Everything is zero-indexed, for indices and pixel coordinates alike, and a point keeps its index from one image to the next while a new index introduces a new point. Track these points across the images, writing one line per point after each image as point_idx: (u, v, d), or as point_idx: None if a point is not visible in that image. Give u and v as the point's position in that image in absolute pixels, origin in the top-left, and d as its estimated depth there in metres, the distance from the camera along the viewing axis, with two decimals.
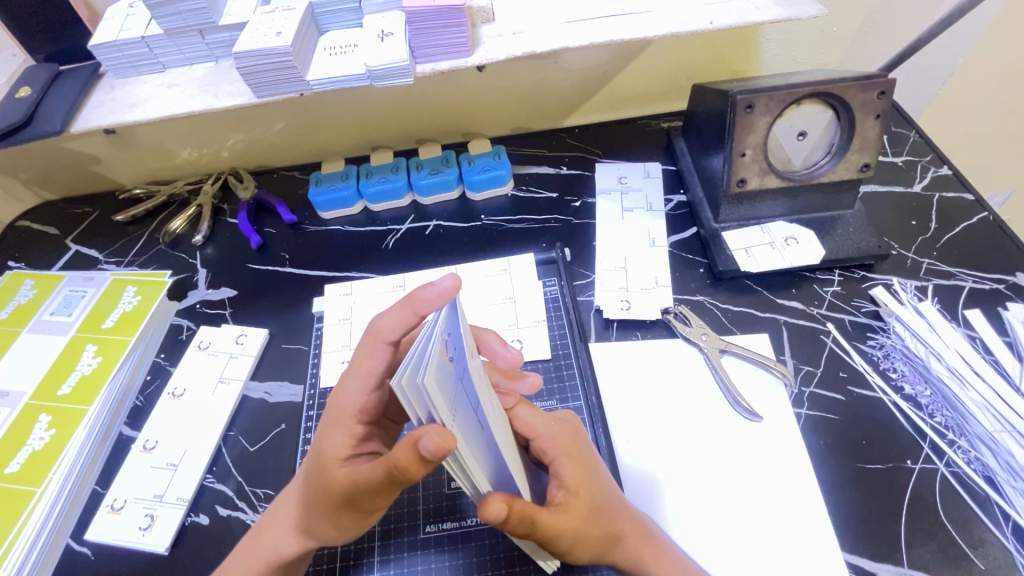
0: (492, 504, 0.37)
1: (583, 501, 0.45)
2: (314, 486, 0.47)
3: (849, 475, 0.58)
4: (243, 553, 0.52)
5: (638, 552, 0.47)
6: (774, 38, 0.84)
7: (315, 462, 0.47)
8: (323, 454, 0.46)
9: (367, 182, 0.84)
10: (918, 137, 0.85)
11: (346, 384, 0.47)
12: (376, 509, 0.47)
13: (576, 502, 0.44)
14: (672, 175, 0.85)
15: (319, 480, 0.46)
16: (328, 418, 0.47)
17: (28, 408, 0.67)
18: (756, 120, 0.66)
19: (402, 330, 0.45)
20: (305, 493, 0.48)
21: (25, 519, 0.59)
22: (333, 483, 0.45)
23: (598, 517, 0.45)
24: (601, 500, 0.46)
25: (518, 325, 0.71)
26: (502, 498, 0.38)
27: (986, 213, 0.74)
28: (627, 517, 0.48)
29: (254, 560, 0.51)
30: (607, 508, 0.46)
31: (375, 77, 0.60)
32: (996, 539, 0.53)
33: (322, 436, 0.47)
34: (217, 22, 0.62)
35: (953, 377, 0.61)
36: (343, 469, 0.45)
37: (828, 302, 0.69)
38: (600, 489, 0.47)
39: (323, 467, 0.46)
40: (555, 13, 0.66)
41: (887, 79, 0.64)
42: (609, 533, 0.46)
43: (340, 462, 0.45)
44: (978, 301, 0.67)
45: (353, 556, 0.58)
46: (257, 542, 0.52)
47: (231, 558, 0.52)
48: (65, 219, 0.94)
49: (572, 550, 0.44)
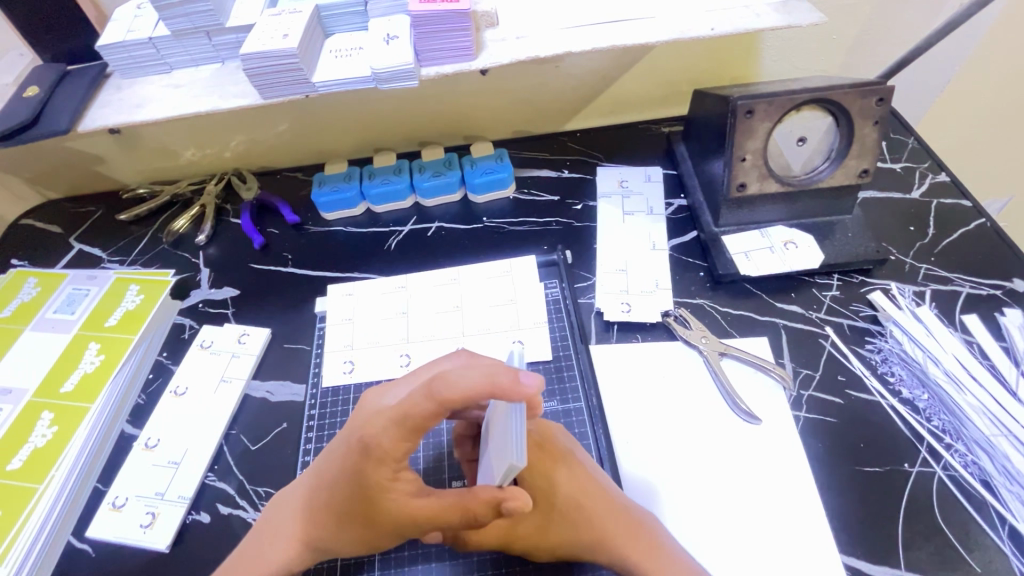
0: (429, 537, 0.48)
1: (531, 518, 0.48)
2: (352, 514, 0.46)
3: (846, 477, 0.58)
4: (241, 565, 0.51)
5: (626, 549, 0.48)
6: (775, 44, 0.85)
7: (356, 493, 0.45)
8: (368, 490, 0.44)
9: (369, 184, 0.85)
10: (916, 143, 0.85)
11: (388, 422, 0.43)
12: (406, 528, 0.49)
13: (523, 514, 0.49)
14: (672, 179, 0.86)
15: (359, 509, 0.45)
16: (368, 454, 0.43)
17: (30, 405, 0.68)
18: (757, 126, 0.67)
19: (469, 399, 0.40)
20: (337, 520, 0.47)
21: (27, 515, 0.59)
22: (385, 516, 0.45)
23: (553, 528, 0.48)
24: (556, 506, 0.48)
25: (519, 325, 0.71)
26: (436, 531, 0.48)
27: (984, 219, 0.75)
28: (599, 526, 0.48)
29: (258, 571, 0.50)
30: (575, 512, 0.48)
31: (379, 80, 0.61)
32: (993, 542, 0.54)
33: (361, 473, 0.44)
34: (224, 24, 0.63)
35: (950, 382, 0.62)
36: (396, 504, 0.44)
37: (827, 306, 0.70)
38: (563, 493, 0.48)
39: (371, 502, 0.44)
40: (559, 18, 0.67)
41: (885, 87, 0.64)
42: (576, 536, 0.48)
43: (386, 497, 0.44)
44: (975, 306, 0.68)
45: (355, 556, 0.58)
46: (261, 556, 0.51)
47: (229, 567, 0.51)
48: (69, 217, 0.94)
49: (536, 552, 0.49)
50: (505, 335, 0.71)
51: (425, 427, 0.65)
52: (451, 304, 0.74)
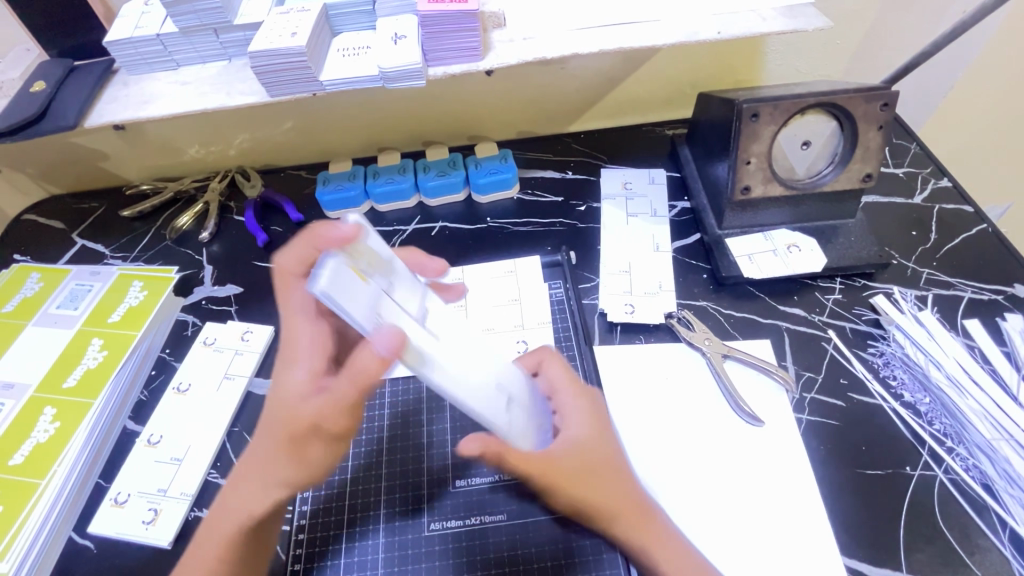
0: (466, 445, 0.45)
1: (575, 458, 0.50)
2: (269, 425, 0.48)
3: (848, 480, 0.59)
4: (208, 527, 0.50)
5: (641, 529, 0.50)
6: (779, 49, 0.85)
7: (272, 400, 0.48)
8: (282, 392, 0.48)
9: (374, 183, 0.85)
10: (919, 149, 0.86)
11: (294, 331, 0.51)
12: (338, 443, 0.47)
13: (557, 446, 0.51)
14: (676, 181, 0.86)
15: (273, 416, 0.48)
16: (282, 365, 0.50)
17: (33, 400, 0.67)
18: (762, 129, 0.67)
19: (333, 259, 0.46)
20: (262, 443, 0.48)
21: (29, 510, 0.59)
22: (292, 415, 0.46)
23: (594, 479, 0.49)
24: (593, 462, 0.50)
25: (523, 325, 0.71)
26: (476, 440, 0.45)
27: (986, 225, 0.76)
28: (618, 504, 0.49)
29: (218, 527, 0.50)
30: (614, 469, 0.51)
31: (387, 79, 0.61)
32: (994, 546, 0.54)
33: (280, 379, 0.49)
34: (232, 22, 0.63)
35: (952, 386, 0.62)
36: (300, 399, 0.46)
37: (829, 309, 0.70)
38: (607, 449, 0.52)
39: (281, 404, 0.47)
40: (566, 19, 0.67)
41: (890, 92, 0.65)
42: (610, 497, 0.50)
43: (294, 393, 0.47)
44: (977, 311, 0.68)
45: (356, 562, 0.56)
46: (219, 512, 0.51)
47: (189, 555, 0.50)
48: (72, 213, 0.94)
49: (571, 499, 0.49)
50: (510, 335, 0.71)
51: (429, 425, 0.64)
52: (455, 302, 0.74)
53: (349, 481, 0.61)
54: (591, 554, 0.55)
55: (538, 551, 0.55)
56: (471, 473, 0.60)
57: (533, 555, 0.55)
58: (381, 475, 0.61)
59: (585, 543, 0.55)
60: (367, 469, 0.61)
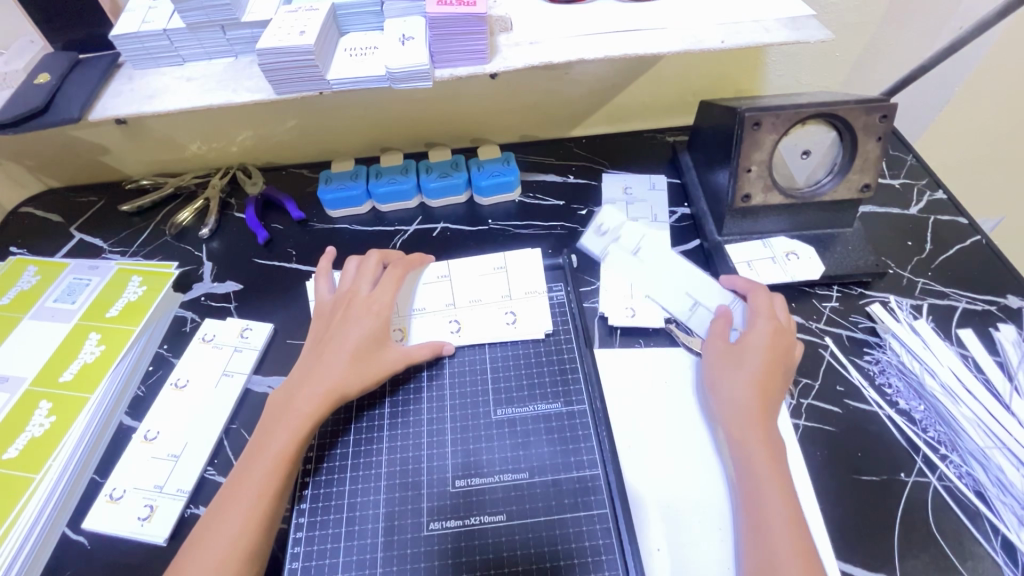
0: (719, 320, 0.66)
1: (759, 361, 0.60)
2: (344, 345, 0.63)
3: (843, 485, 0.59)
4: (270, 426, 0.58)
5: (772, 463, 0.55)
6: (780, 59, 0.87)
7: (342, 330, 0.65)
8: (361, 327, 0.65)
9: (377, 183, 0.85)
10: (915, 161, 0.87)
11: (356, 280, 0.70)
12: (401, 360, 0.66)
13: (761, 368, 0.59)
14: (676, 187, 0.87)
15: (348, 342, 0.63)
16: (345, 301, 0.68)
17: (29, 394, 0.67)
18: (763, 138, 0.68)
19: (398, 265, 0.72)
20: (332, 359, 0.62)
21: (23, 505, 0.59)
22: (367, 345, 0.64)
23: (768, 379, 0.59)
24: (779, 394, 0.59)
25: (516, 325, 0.71)
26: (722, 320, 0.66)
27: (980, 236, 0.77)
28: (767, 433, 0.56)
29: (280, 427, 0.58)
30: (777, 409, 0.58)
31: (395, 80, 0.62)
32: (985, 552, 0.55)
33: (354, 320, 0.65)
34: (240, 19, 0.64)
35: (946, 394, 0.63)
36: (373, 338, 0.65)
37: (826, 316, 0.71)
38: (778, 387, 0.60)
39: (359, 333, 0.64)
40: (571, 25, 0.68)
41: (889, 104, 0.66)
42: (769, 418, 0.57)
43: (368, 319, 0.65)
44: (971, 321, 0.70)
45: (357, 565, 0.55)
46: (283, 413, 0.59)
47: (245, 465, 0.56)
48: (70, 207, 0.93)
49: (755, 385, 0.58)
50: (503, 333, 0.70)
51: (429, 424, 0.64)
52: (447, 297, 0.73)
53: (348, 481, 0.60)
54: (591, 556, 0.55)
55: (537, 551, 0.55)
56: (470, 474, 0.60)
57: (534, 555, 0.55)
58: (380, 474, 0.61)
59: (585, 544, 0.55)
60: (367, 468, 0.61)
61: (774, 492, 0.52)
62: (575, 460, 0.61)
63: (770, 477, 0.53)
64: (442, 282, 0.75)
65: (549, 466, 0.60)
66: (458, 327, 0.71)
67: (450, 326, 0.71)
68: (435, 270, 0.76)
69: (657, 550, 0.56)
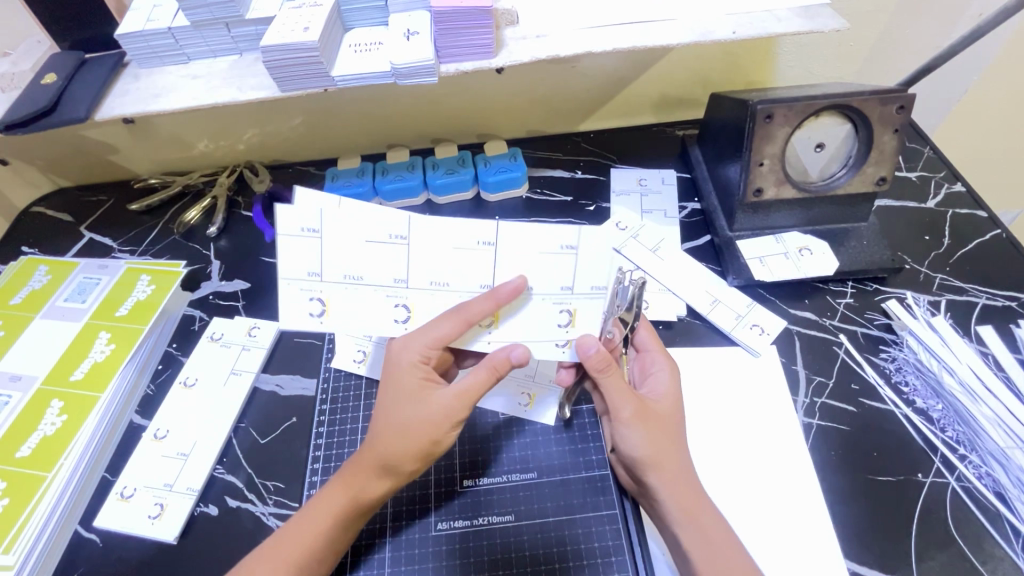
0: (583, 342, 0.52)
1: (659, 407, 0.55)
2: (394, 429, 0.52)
3: (859, 486, 0.58)
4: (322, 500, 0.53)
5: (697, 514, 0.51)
6: (793, 50, 0.85)
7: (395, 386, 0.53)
8: (410, 367, 0.52)
9: (383, 179, 0.85)
10: (932, 153, 0.85)
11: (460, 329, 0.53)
12: (462, 403, 0.52)
13: (664, 419, 0.54)
14: (686, 182, 0.85)
15: (404, 413, 0.52)
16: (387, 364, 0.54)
17: (40, 392, 0.67)
18: (776, 130, 0.66)
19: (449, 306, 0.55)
20: (387, 432, 0.52)
21: (36, 503, 0.59)
22: (426, 422, 0.52)
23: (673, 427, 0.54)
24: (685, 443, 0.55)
25: (570, 330, 0.51)
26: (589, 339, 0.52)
27: (999, 230, 0.75)
28: (676, 456, 0.53)
29: (335, 500, 0.52)
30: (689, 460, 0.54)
31: (400, 75, 0.61)
32: (1006, 555, 0.54)
33: (409, 358, 0.52)
34: (244, 16, 0.63)
35: (965, 392, 0.61)
36: (428, 397, 0.52)
37: (841, 313, 0.70)
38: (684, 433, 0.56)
39: (411, 385, 0.53)
40: (578, 17, 0.66)
41: (907, 94, 0.64)
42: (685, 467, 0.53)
43: (416, 357, 0.52)
44: (990, 317, 0.68)
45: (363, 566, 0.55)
46: (343, 483, 0.53)
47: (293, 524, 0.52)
48: (80, 206, 0.94)
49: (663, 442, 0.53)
50: (551, 334, 0.52)
51: None
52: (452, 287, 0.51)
53: None
54: (600, 557, 0.54)
55: (544, 553, 0.55)
56: (478, 473, 0.60)
57: (540, 555, 0.55)
58: None
59: (593, 546, 0.55)
60: None
61: (693, 535, 0.50)
62: (585, 460, 0.60)
63: (697, 539, 0.50)
64: (399, 247, 0.50)
65: (558, 466, 0.60)
66: (407, 317, 0.53)
67: (395, 312, 0.52)
68: (324, 203, 0.54)
69: (662, 555, 0.55)
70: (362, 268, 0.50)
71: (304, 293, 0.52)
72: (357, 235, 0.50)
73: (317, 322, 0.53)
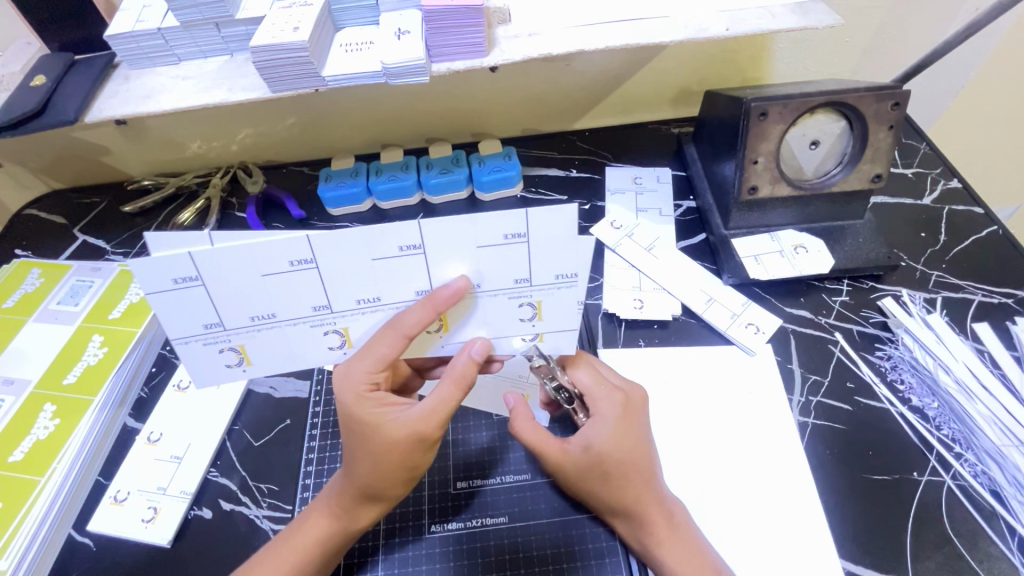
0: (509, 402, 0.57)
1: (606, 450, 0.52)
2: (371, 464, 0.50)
3: (855, 485, 0.58)
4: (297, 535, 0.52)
5: (663, 543, 0.51)
6: (789, 46, 0.84)
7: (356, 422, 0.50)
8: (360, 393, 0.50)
9: (377, 179, 0.84)
10: (929, 149, 0.85)
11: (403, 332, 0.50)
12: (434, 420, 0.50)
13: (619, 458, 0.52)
14: (682, 180, 0.85)
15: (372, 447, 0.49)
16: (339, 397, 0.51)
17: (32, 397, 0.67)
18: (770, 128, 0.66)
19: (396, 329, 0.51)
20: (366, 468, 0.50)
21: (29, 508, 0.59)
22: (396, 449, 0.49)
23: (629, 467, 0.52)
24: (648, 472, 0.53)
25: (536, 322, 0.52)
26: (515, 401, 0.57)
27: (996, 226, 0.74)
28: (635, 494, 0.51)
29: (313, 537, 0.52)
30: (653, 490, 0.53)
31: (390, 75, 0.60)
32: (1002, 554, 0.54)
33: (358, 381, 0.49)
34: (234, 16, 0.63)
35: (961, 390, 0.61)
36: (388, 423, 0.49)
37: (836, 311, 0.69)
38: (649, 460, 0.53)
39: (368, 415, 0.49)
40: (571, 15, 0.66)
41: (902, 91, 0.63)
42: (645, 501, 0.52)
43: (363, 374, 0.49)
44: (987, 314, 0.68)
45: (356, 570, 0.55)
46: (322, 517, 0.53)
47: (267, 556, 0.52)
48: (73, 208, 0.94)
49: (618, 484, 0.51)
50: (516, 327, 0.53)
51: None
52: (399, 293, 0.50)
53: None
54: (594, 558, 0.54)
55: (537, 554, 0.55)
56: (472, 475, 0.60)
57: (534, 557, 0.55)
58: None
59: (588, 547, 0.55)
60: None
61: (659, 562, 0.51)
62: None
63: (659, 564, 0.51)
64: (305, 272, 0.46)
65: None
66: (342, 340, 0.53)
67: (329, 340, 0.52)
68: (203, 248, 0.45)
69: None
70: (270, 307, 0.49)
71: (213, 349, 0.51)
72: (249, 273, 0.46)
73: (239, 370, 0.53)
